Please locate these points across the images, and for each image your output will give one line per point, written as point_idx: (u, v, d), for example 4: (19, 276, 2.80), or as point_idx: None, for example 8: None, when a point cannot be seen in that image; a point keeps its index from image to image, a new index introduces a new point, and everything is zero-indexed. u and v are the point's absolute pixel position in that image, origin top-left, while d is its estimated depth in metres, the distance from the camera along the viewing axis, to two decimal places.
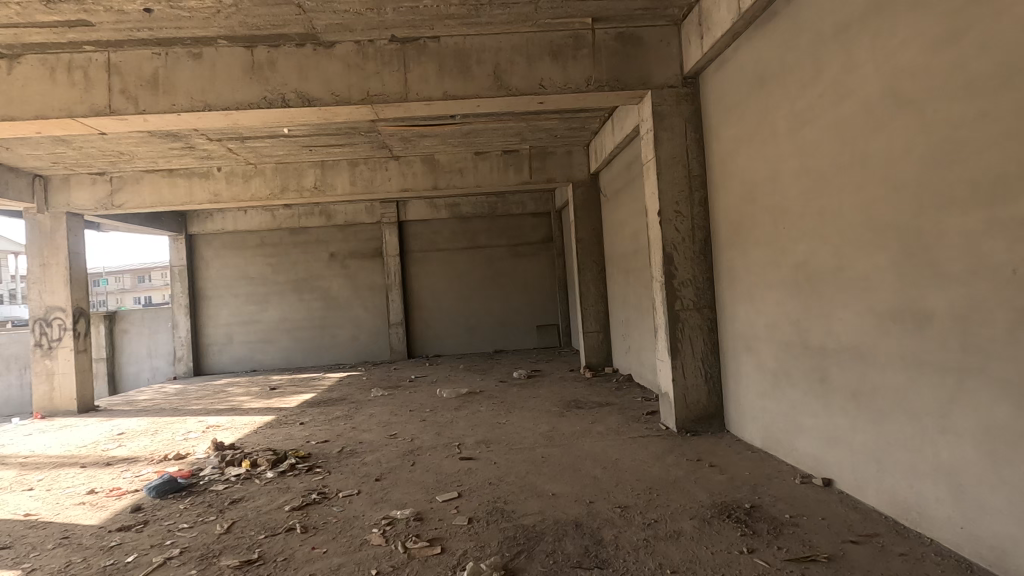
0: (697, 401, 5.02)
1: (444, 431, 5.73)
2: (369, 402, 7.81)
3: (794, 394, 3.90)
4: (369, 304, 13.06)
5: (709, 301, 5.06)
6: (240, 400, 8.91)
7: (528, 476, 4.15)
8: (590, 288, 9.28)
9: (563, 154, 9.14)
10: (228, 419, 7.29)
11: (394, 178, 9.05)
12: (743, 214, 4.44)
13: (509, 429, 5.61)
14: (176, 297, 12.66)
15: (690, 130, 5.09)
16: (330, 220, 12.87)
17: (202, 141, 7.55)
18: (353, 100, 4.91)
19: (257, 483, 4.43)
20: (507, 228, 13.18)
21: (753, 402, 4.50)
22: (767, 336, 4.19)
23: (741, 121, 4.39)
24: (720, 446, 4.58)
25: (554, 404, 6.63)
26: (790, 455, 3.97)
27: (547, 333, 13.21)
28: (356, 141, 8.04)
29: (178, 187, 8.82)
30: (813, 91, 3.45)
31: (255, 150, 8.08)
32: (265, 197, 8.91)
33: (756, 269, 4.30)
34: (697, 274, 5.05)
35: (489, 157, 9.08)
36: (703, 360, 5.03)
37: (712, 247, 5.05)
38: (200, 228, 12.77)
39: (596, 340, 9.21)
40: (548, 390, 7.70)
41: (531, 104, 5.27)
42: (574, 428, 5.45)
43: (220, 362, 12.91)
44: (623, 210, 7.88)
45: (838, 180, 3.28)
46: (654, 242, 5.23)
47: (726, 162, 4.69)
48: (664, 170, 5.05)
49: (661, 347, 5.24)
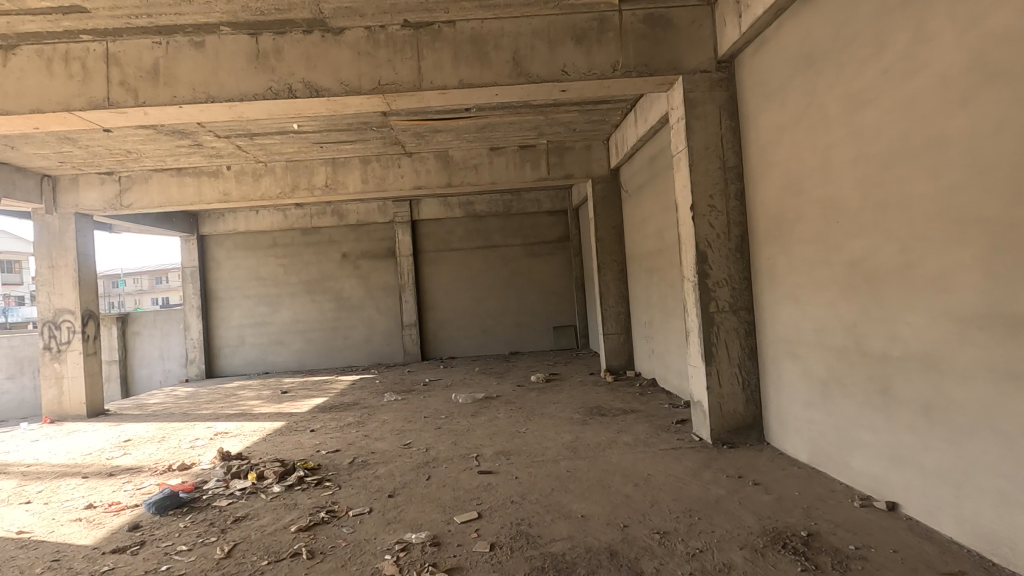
0: (734, 410, 4.65)
1: (461, 440, 5.42)
2: (382, 408, 7.53)
3: (848, 406, 3.52)
4: (382, 305, 12.81)
5: (747, 302, 4.69)
6: (251, 405, 8.69)
7: (553, 494, 3.82)
8: (611, 288, 8.92)
9: (582, 149, 8.80)
10: (237, 425, 7.05)
11: (407, 175, 8.75)
12: (786, 208, 4.08)
13: (530, 438, 5.28)
14: (188, 299, 12.52)
15: (724, 118, 4.72)
16: (342, 219, 12.64)
17: (211, 139, 7.33)
18: (364, 89, 4.61)
19: (263, 499, 4.15)
20: (523, 227, 12.86)
21: (797, 413, 4.13)
22: (816, 341, 3.82)
23: (783, 107, 4.02)
24: (761, 460, 4.21)
25: (576, 411, 6.28)
26: (844, 473, 3.60)
27: (564, 334, 12.87)
28: (368, 137, 7.77)
29: (187, 186, 8.61)
30: (875, 68, 3.08)
31: (265, 147, 7.84)
32: (276, 196, 8.67)
33: (802, 269, 3.93)
34: (733, 273, 4.68)
35: (505, 152, 8.76)
36: (740, 366, 4.67)
37: (749, 244, 4.68)
38: (211, 229, 12.62)
39: (617, 342, 8.85)
40: (568, 395, 7.36)
41: (552, 93, 4.95)
42: (600, 439, 5.10)
43: (232, 365, 12.75)
44: (646, 206, 7.52)
45: (905, 168, 2.92)
46: (685, 239, 4.87)
47: (766, 152, 4.32)
48: (697, 161, 4.69)
49: (693, 352, 4.88)
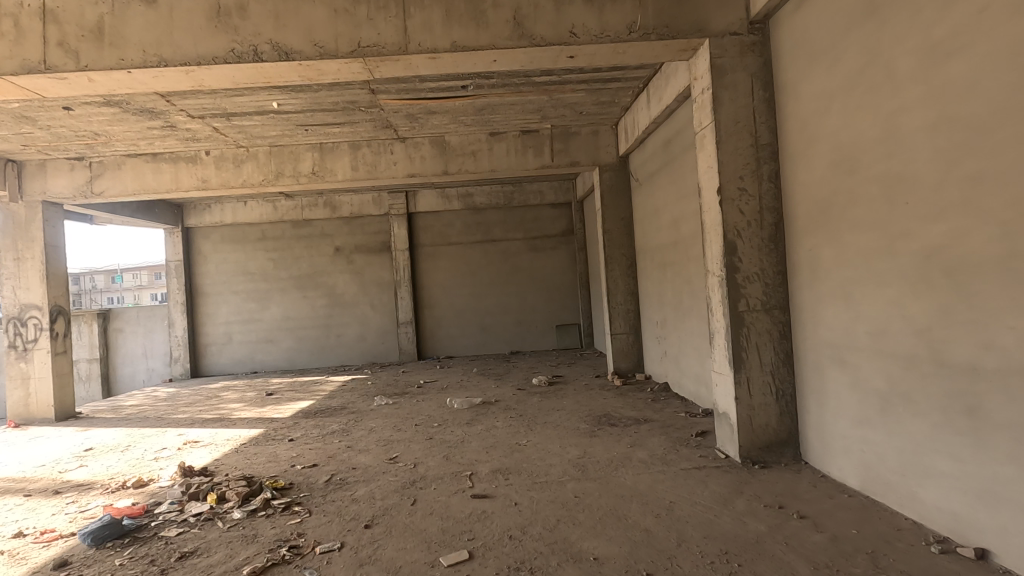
0: (766, 424, 4.04)
1: (453, 455, 4.81)
2: (371, 413, 6.92)
3: (916, 427, 2.91)
4: (377, 301, 12.20)
5: (782, 301, 4.07)
6: (231, 408, 8.09)
7: (559, 527, 3.22)
8: (619, 284, 8.30)
9: (589, 135, 8.18)
10: (211, 432, 6.45)
11: (399, 162, 8.12)
12: (834, 189, 3.47)
13: (531, 454, 4.67)
14: (172, 294, 11.93)
15: (757, 88, 4.09)
16: (335, 212, 12.04)
17: (184, 120, 6.71)
18: (341, 53, 4.00)
19: (219, 529, 3.55)
20: (525, 220, 12.25)
21: (844, 431, 3.52)
22: (873, 348, 3.21)
23: (833, 69, 3.39)
24: (802, 486, 3.58)
25: (582, 420, 5.67)
26: (910, 506, 2.99)
27: (567, 333, 12.25)
28: (356, 119, 7.15)
29: (162, 172, 7.99)
30: (968, 7, 2.47)
31: (244, 130, 7.23)
32: (259, 184, 8.05)
33: (856, 261, 3.31)
34: (766, 267, 4.07)
35: (506, 138, 8.13)
36: (773, 374, 4.05)
37: (785, 234, 4.06)
38: (197, 221, 12.01)
39: (625, 343, 8.23)
40: (573, 401, 6.75)
41: (558, 59, 4.33)
42: (611, 455, 4.48)
43: (219, 364, 12.16)
44: (660, 195, 6.90)
45: (1012, 131, 2.31)
46: (710, 228, 4.26)
47: (809, 124, 3.68)
48: (725, 138, 4.06)
49: (719, 357, 4.27)
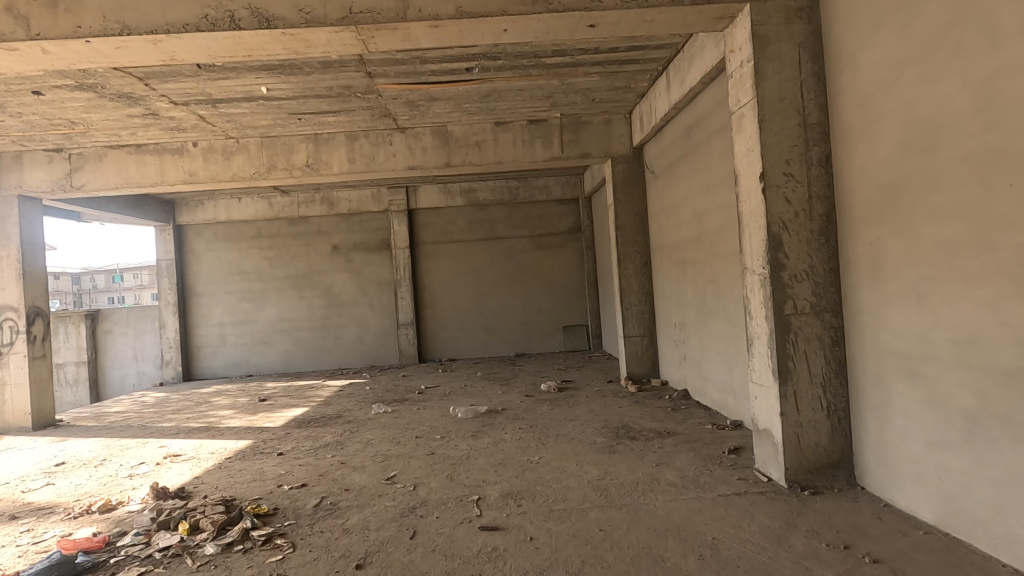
0: (816, 444, 3.55)
1: (458, 475, 4.31)
2: (369, 423, 6.42)
3: (1018, 456, 2.41)
4: (376, 301, 11.71)
5: (834, 303, 3.57)
6: (220, 416, 7.60)
7: (585, 572, 2.72)
8: (633, 284, 7.77)
9: (600, 125, 7.68)
10: (195, 444, 5.96)
11: (399, 153, 7.62)
12: (904, 172, 2.97)
13: (545, 474, 4.17)
14: (163, 294, 11.45)
15: (805, 60, 3.58)
16: (332, 208, 11.57)
17: (166, 107, 6.22)
18: (330, 20, 3.51)
19: (186, 569, 3.05)
20: (530, 216, 11.76)
21: (914, 455, 3.02)
22: (957, 358, 2.71)
23: (905, 31, 2.89)
24: (865, 518, 3.08)
25: (599, 433, 5.16)
26: (1007, 550, 2.49)
27: (574, 335, 11.75)
28: (352, 106, 6.66)
29: (146, 165, 7.49)
30: None
31: (232, 118, 6.73)
32: (249, 177, 7.55)
33: (934, 256, 2.80)
34: (815, 264, 3.57)
35: (512, 128, 7.64)
36: (824, 386, 3.56)
37: (837, 226, 3.56)
38: (189, 218, 11.54)
39: (639, 346, 7.72)
40: (587, 409, 6.25)
41: (576, 29, 3.83)
42: (635, 476, 3.99)
43: (212, 367, 11.67)
44: (680, 187, 6.39)
45: None
46: (750, 220, 3.77)
47: (870, 97, 3.18)
48: (769, 117, 3.57)
49: (760, 366, 3.78)
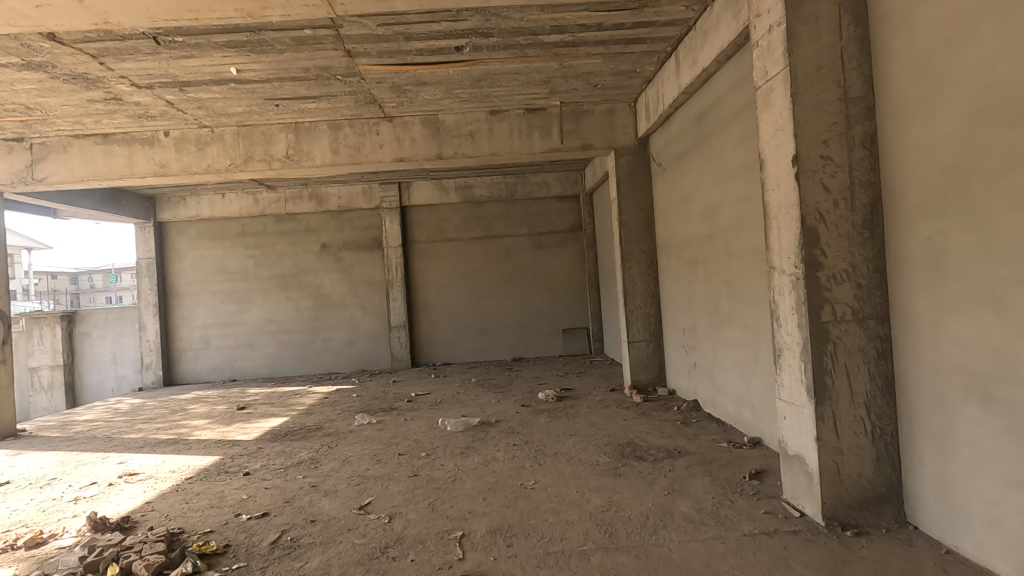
0: (858, 474, 3.01)
1: (441, 504, 3.77)
2: (350, 436, 5.89)
3: None
4: (367, 303, 11.18)
5: (879, 308, 3.03)
6: (193, 426, 7.07)
7: None
8: (638, 285, 7.22)
9: (603, 114, 7.14)
10: (157, 461, 5.42)
11: (386, 144, 7.09)
12: (977, 150, 2.45)
13: (540, 505, 3.62)
14: (143, 295, 10.91)
15: (847, 22, 3.03)
16: (321, 204, 11.03)
17: (128, 91, 5.70)
18: None
19: None
20: (529, 214, 11.23)
21: (986, 493, 2.49)
22: None
23: None
24: (927, 571, 2.55)
25: (601, 452, 4.62)
26: None
27: (575, 338, 11.21)
28: (334, 91, 6.13)
29: (114, 155, 6.95)
30: None
31: (203, 104, 6.21)
32: (225, 169, 7.02)
33: (1017, 251, 2.27)
34: (858, 262, 3.03)
35: (508, 117, 7.10)
36: (868, 406, 3.02)
37: (884, 218, 3.03)
38: (171, 215, 11.00)
39: (645, 352, 7.17)
40: (588, 422, 5.71)
41: None
42: (645, 508, 3.45)
43: (195, 371, 11.15)
44: (690, 179, 5.86)
45: None
46: (780, 211, 3.23)
47: (932, 62, 2.65)
48: (804, 89, 3.02)
49: (790, 381, 3.24)
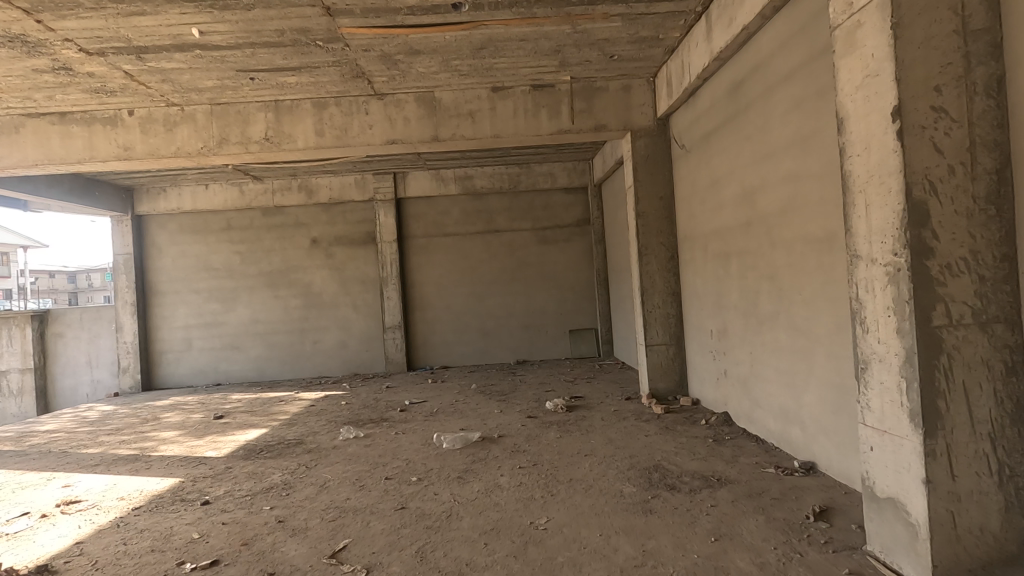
0: (980, 529, 2.28)
1: (432, 551, 3.03)
2: (333, 454, 5.16)
3: None
4: (360, 302, 10.45)
5: (1008, 309, 2.30)
6: (161, 439, 6.33)
7: None
8: (657, 282, 6.48)
9: (619, 91, 6.39)
10: (106, 484, 4.68)
11: (376, 125, 6.35)
12: None
13: (556, 555, 2.89)
14: (120, 294, 10.19)
15: None
16: (311, 196, 10.30)
17: (77, 58, 4.98)
18: None
19: None
20: (533, 207, 10.49)
21: None
22: None
23: None
24: None
25: (625, 479, 3.89)
26: None
27: (583, 340, 10.47)
28: (315, 61, 5.39)
29: (72, 137, 6.23)
30: None
31: (167, 76, 5.49)
32: (197, 153, 6.29)
33: None
34: (980, 248, 2.30)
35: (512, 94, 6.36)
36: (993, 438, 2.28)
37: (1016, 191, 2.29)
38: (150, 207, 10.28)
39: (664, 356, 6.44)
40: (605, 439, 4.96)
41: None
42: (692, 564, 2.71)
43: (175, 375, 10.42)
44: (722, 160, 5.12)
45: None
46: (870, 183, 2.50)
47: None
48: (910, 18, 2.28)
49: (883, 404, 2.50)
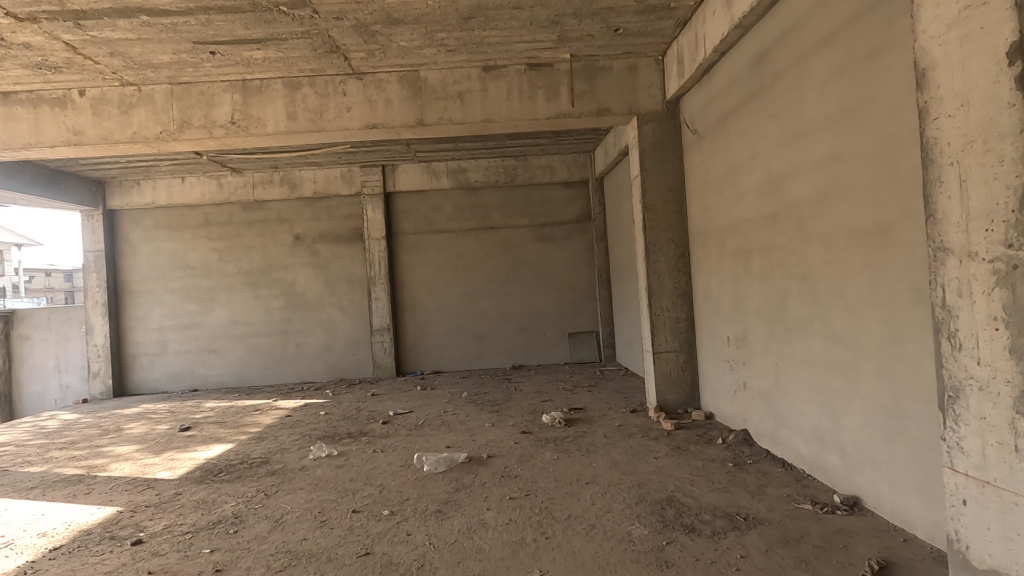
0: None
1: None
2: (298, 477, 4.53)
3: None
4: (346, 303, 9.84)
5: None
6: (115, 456, 5.70)
7: None
8: (665, 282, 5.85)
9: (624, 70, 5.76)
10: (32, 514, 4.04)
11: (355, 108, 5.73)
12: None
13: None
14: (90, 294, 9.56)
15: None
16: (294, 190, 9.66)
17: (7, 25, 4.35)
18: None
19: None
20: (530, 202, 9.87)
21: None
22: None
23: None
24: None
25: (634, 518, 3.26)
26: None
27: (582, 344, 9.86)
28: (281, 32, 4.77)
29: (16, 119, 5.60)
30: None
31: (115, 49, 4.86)
32: (155, 137, 5.66)
33: None
34: None
35: (506, 74, 5.74)
36: None
37: None
38: (123, 201, 9.65)
39: (673, 364, 5.81)
40: (608, 462, 4.33)
41: None
42: None
43: (150, 380, 9.81)
44: (742, 143, 4.50)
45: None
46: (968, 151, 1.87)
47: None
48: None
49: (987, 446, 1.87)
